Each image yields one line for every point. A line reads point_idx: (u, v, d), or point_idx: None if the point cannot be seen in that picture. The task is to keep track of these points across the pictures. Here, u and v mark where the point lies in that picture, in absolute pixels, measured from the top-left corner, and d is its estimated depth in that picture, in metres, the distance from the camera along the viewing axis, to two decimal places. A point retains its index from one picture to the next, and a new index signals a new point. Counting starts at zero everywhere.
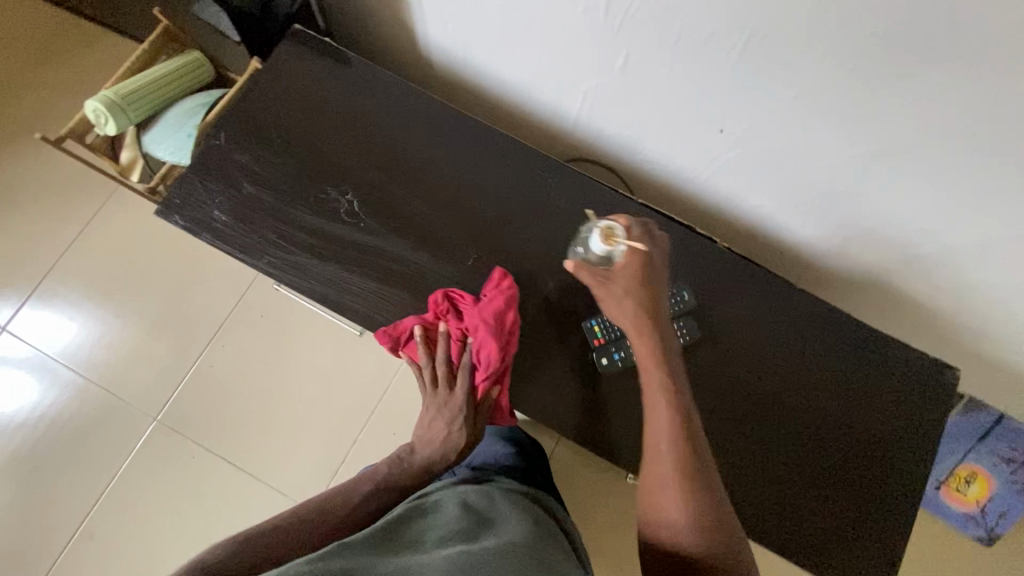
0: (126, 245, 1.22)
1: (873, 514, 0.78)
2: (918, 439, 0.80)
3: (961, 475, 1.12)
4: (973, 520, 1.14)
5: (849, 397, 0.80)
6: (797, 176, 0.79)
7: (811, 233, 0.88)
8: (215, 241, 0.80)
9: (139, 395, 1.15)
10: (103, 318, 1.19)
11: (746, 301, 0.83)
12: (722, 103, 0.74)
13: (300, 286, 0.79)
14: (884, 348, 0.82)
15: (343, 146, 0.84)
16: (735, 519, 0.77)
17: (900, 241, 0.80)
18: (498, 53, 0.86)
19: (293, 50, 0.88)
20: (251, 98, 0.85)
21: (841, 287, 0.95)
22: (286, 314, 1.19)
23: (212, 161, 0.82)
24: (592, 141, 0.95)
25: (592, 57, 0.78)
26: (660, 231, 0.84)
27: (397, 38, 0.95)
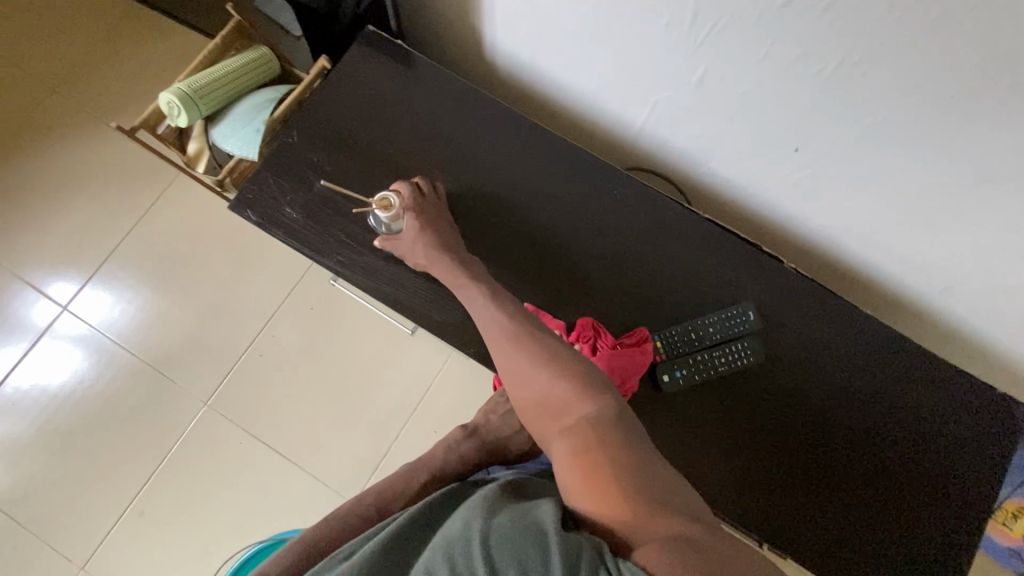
0: (185, 233, 1.25)
1: (933, 550, 0.76)
2: (980, 474, 0.78)
3: (1012, 511, 1.09)
4: (1019, 557, 1.10)
5: (913, 428, 0.79)
6: (872, 200, 0.77)
7: (879, 258, 0.86)
8: (284, 238, 0.81)
9: (191, 379, 1.19)
10: (160, 302, 1.23)
11: (809, 323, 0.81)
12: (801, 123, 0.73)
13: (365, 287, 0.80)
14: (953, 380, 0.80)
15: (411, 149, 0.85)
16: (788, 545, 0.76)
17: (976, 272, 0.77)
18: (568, 61, 0.86)
19: (365, 51, 0.89)
20: (324, 99, 0.87)
21: (905, 313, 0.92)
22: (335, 308, 1.21)
23: (284, 159, 0.84)
24: (656, 153, 0.94)
25: (668, 70, 0.77)
26: (723, 249, 0.84)
27: (465, 42, 0.95)
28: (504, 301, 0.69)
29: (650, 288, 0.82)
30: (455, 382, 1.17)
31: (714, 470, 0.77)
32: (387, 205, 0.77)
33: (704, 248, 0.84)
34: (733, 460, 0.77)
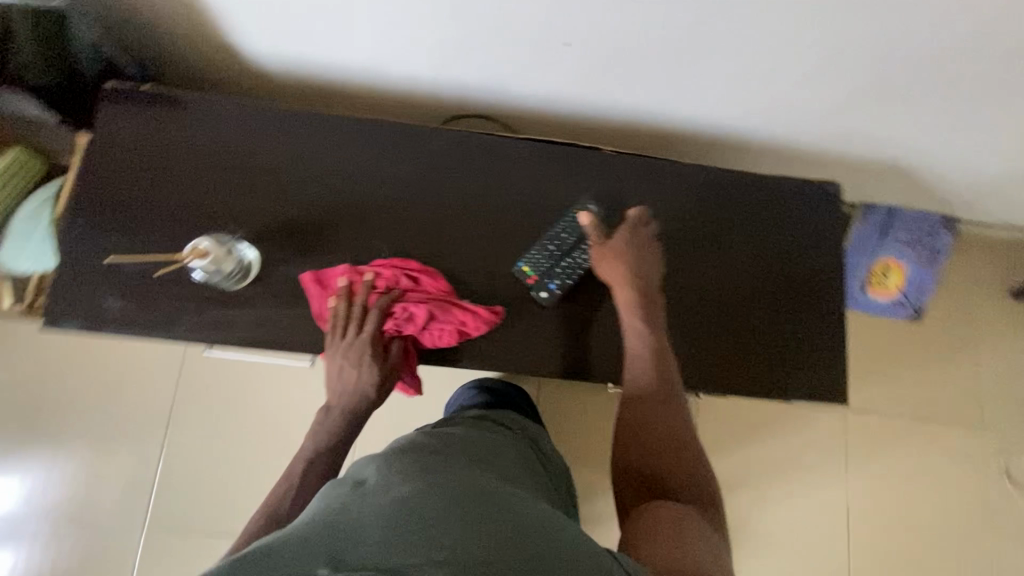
0: (34, 373, 1.13)
1: (812, 331, 0.88)
2: (820, 253, 0.91)
3: (879, 271, 1.25)
4: (900, 306, 1.27)
5: (759, 242, 0.90)
6: (648, 62, 0.82)
7: (682, 110, 0.93)
8: (119, 330, 0.75)
9: (115, 512, 1.10)
10: (41, 454, 1.11)
11: (643, 191, 0.89)
12: (554, 16, 0.76)
13: (225, 338, 0.76)
14: (773, 189, 0.91)
15: (212, 188, 0.80)
16: (703, 384, 0.85)
17: (755, 88, 0.85)
18: (329, 39, 0.83)
19: (118, 109, 0.82)
20: (96, 175, 0.80)
21: (726, 147, 1.01)
22: (233, 374, 1.15)
23: (80, 253, 0.77)
24: (460, 96, 0.95)
25: (420, 12, 0.77)
26: (548, 158, 0.87)
27: (224, 59, 0.90)
28: (626, 258, 0.76)
29: (499, 220, 0.85)
30: None
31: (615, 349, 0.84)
32: (201, 253, 0.74)
33: (531, 165, 0.87)
34: None
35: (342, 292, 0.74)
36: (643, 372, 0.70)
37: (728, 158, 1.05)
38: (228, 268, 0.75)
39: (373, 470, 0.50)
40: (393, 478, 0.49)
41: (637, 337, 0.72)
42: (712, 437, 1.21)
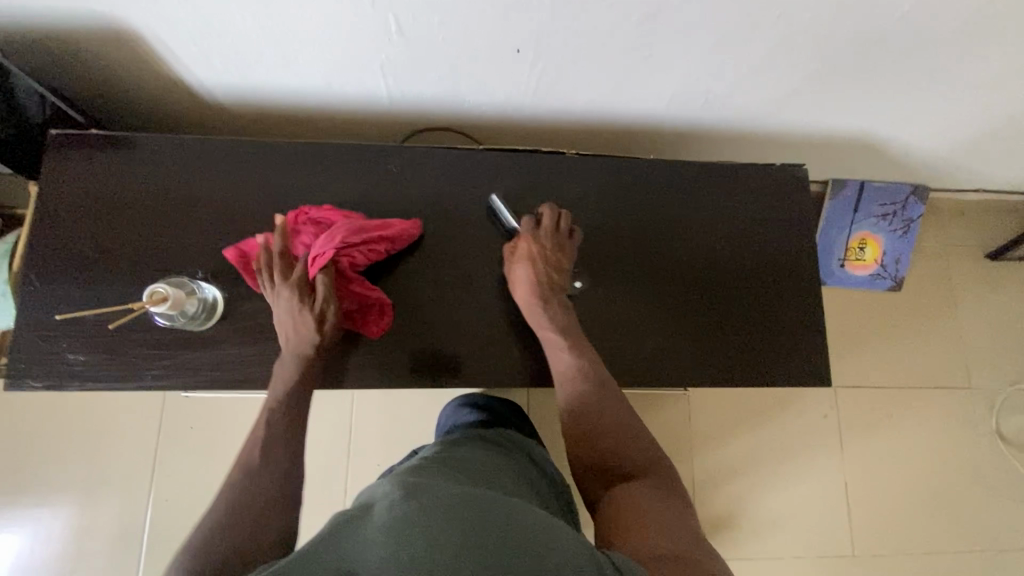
0: (10, 431, 1.09)
1: (792, 313, 0.88)
2: (789, 237, 0.91)
3: (856, 246, 1.26)
4: (880, 277, 1.28)
5: (731, 230, 0.90)
6: (603, 62, 0.81)
7: (643, 107, 0.93)
8: (86, 383, 0.73)
9: (107, 564, 1.07)
10: (26, 514, 1.08)
11: (608, 192, 0.88)
12: (504, 24, 0.74)
13: (196, 380, 0.75)
14: (739, 175, 0.91)
15: (171, 228, 0.79)
16: (689, 377, 0.85)
17: (713, 79, 0.85)
18: (278, 66, 0.82)
19: (67, 156, 0.80)
20: (49, 225, 0.77)
21: (692, 137, 1.01)
22: (216, 411, 1.12)
23: (38, 307, 0.75)
24: (419, 111, 0.94)
25: (366, 31, 0.75)
26: (512, 166, 0.87)
27: (172, 93, 0.88)
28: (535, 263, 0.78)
29: (468, 233, 0.84)
30: (370, 410, 1.15)
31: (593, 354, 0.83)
32: (159, 299, 0.71)
33: (496, 174, 0.87)
34: (603, 337, 0.84)
35: (267, 244, 0.74)
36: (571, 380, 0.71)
37: (694, 148, 1.05)
38: (191, 309, 0.74)
39: (376, 494, 0.51)
40: (391, 495, 0.49)
41: (556, 351, 0.74)
42: (705, 426, 1.21)
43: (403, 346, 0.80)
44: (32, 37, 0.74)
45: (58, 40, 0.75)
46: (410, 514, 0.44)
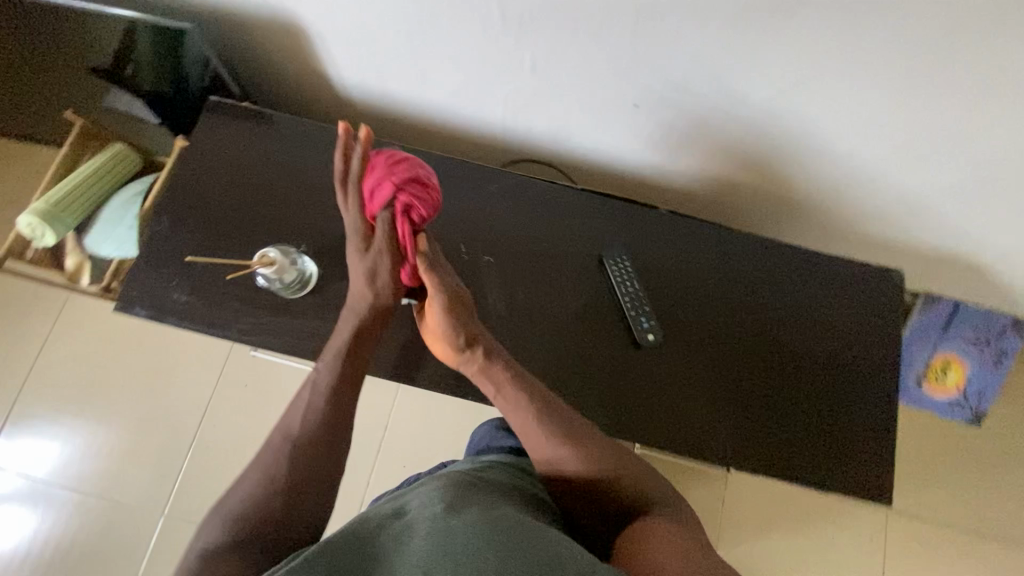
0: (92, 349, 1.20)
1: (861, 418, 0.84)
2: (872, 342, 0.87)
3: (938, 366, 1.18)
4: (959, 406, 1.20)
5: (811, 320, 0.87)
6: (715, 132, 0.84)
7: (743, 182, 0.94)
8: (180, 322, 0.80)
9: (141, 495, 1.13)
10: (85, 428, 1.17)
11: (691, 257, 0.89)
12: (630, 80, 0.79)
13: (276, 344, 0.80)
14: (830, 267, 0.90)
15: (286, 201, 0.86)
16: (739, 458, 0.82)
17: (821, 167, 0.85)
18: (413, 80, 0.90)
19: (217, 121, 0.89)
20: (186, 177, 0.87)
21: (784, 220, 1.01)
22: (270, 376, 1.19)
23: (159, 248, 0.83)
24: (526, 144, 0.99)
25: (502, 63, 0.81)
26: (604, 212, 0.90)
27: (314, 85, 0.97)
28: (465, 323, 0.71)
29: (548, 265, 0.87)
30: (409, 412, 1.17)
31: (643, 413, 0.83)
32: (267, 261, 0.80)
33: (586, 215, 0.90)
34: (657, 399, 0.83)
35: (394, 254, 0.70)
36: (562, 448, 0.65)
37: (784, 232, 1.04)
38: (289, 278, 0.80)
39: (417, 496, 0.54)
40: (431, 501, 0.52)
41: (529, 431, 0.66)
42: (737, 514, 1.16)
43: None
44: (219, 17, 0.85)
45: (240, 24, 0.86)
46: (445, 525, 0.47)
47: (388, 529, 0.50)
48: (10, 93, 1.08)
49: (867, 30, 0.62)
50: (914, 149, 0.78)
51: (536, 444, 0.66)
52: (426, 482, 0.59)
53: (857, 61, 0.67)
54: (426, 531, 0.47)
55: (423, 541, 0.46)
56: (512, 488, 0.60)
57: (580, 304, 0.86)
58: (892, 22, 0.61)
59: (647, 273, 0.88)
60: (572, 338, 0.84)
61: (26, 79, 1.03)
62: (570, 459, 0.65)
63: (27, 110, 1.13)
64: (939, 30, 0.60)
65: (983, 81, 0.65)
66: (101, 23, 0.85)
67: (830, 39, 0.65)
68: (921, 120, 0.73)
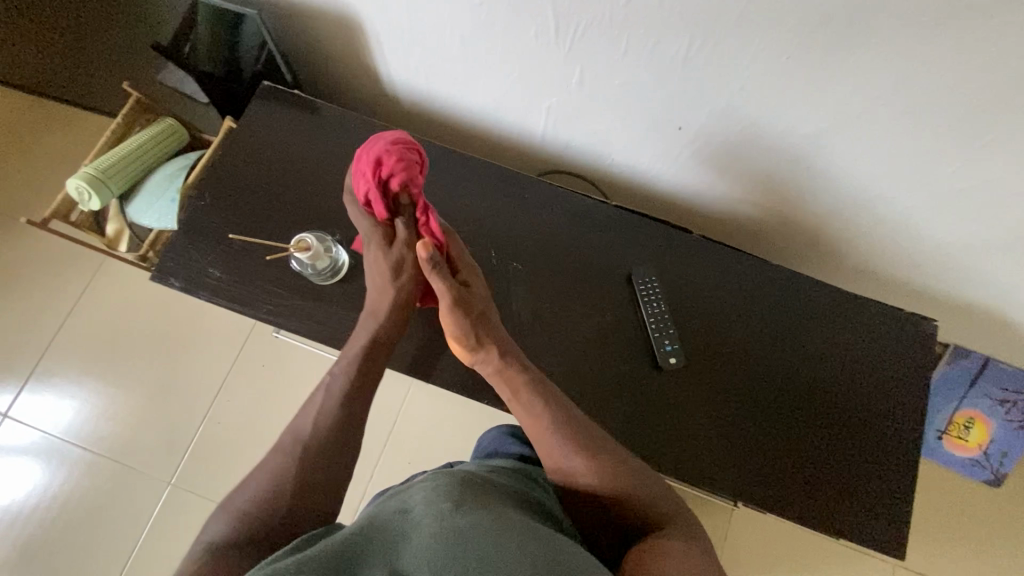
0: (119, 315, 1.23)
1: (879, 465, 0.82)
2: (897, 391, 0.85)
3: (961, 422, 1.15)
4: (979, 465, 1.17)
5: (835, 361, 0.86)
6: (756, 163, 0.84)
7: (779, 214, 0.93)
8: (212, 297, 0.82)
9: (150, 462, 1.15)
10: (104, 390, 1.19)
11: (719, 284, 0.88)
12: (676, 104, 0.79)
13: (301, 327, 0.82)
14: (859, 308, 0.88)
15: (324, 189, 0.88)
16: (747, 493, 0.81)
17: (862, 207, 0.85)
18: (460, 83, 0.91)
19: (265, 105, 0.92)
20: (230, 156, 0.89)
21: (816, 256, 1.00)
22: (287, 359, 1.20)
23: (198, 224, 0.85)
24: (563, 155, 1.00)
25: (550, 75, 0.82)
26: (636, 230, 0.90)
27: (363, 79, 0.99)
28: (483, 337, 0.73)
29: (575, 278, 0.87)
30: (419, 409, 1.18)
31: (655, 436, 0.82)
32: (304, 246, 0.80)
33: (618, 232, 0.90)
34: (671, 423, 0.82)
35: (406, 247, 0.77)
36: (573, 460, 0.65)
37: (814, 267, 1.03)
38: (322, 265, 0.81)
39: (419, 494, 0.54)
40: (435, 500, 0.51)
41: (540, 432, 0.67)
42: (738, 549, 1.14)
43: None
44: (279, 6, 0.88)
45: (298, 14, 0.88)
46: (431, 527, 0.47)
47: (392, 527, 0.49)
48: (70, 60, 1.12)
49: (925, 76, 0.62)
50: (959, 198, 0.76)
51: (545, 445, 0.67)
52: (428, 480, 0.59)
53: (910, 105, 0.66)
54: (431, 531, 0.47)
55: (428, 542, 0.46)
56: (515, 491, 0.59)
57: (603, 320, 0.86)
58: (951, 71, 0.60)
59: (672, 296, 0.87)
60: (592, 353, 0.84)
61: (88, 49, 1.07)
62: (578, 465, 0.65)
63: (84, 77, 1.17)
64: (999, 82, 0.60)
65: None
66: None
67: (885, 81, 0.64)
68: (969, 170, 0.71)
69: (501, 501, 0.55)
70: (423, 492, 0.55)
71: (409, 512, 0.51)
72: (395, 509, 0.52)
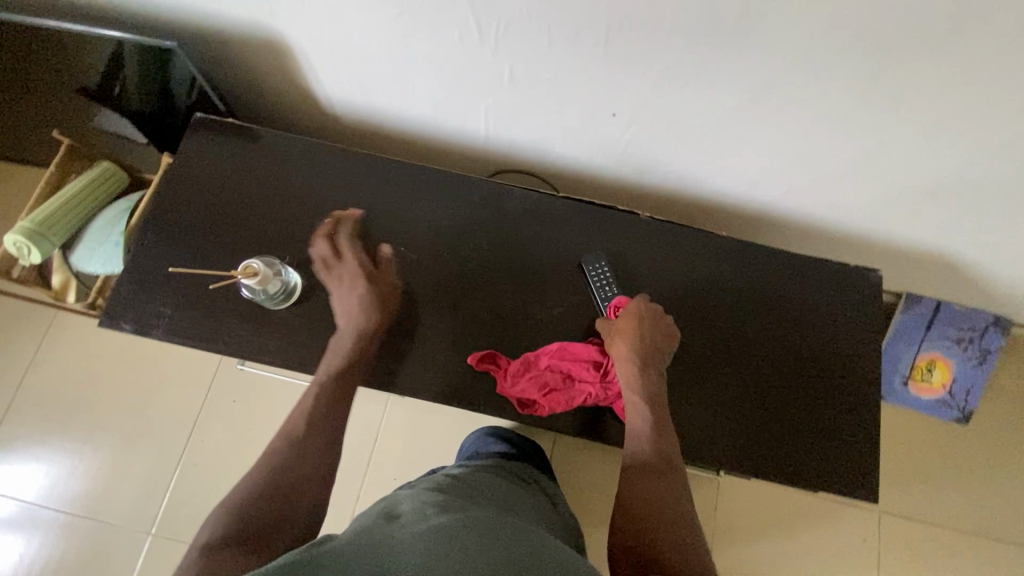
0: (78, 368, 1.19)
1: (840, 416, 0.85)
2: (849, 340, 0.88)
3: (924, 366, 1.20)
4: (946, 405, 1.22)
5: (787, 320, 0.89)
6: (691, 137, 0.86)
7: (720, 185, 0.96)
8: (168, 335, 0.81)
9: (128, 514, 1.12)
10: (72, 447, 1.15)
11: (673, 259, 0.90)
12: (607, 91, 0.81)
13: (263, 354, 0.81)
14: (809, 266, 0.91)
15: (270, 213, 0.87)
16: (719, 460, 0.83)
17: (796, 168, 0.88)
18: (396, 94, 0.92)
19: (200, 137, 0.91)
20: (170, 194, 0.87)
21: (764, 223, 1.03)
22: (259, 390, 1.19)
23: (143, 264, 0.84)
24: (507, 153, 1.01)
25: (482, 76, 0.83)
26: (587, 218, 0.92)
27: (301, 101, 0.99)
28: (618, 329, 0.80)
29: (532, 272, 0.89)
30: (400, 423, 1.17)
31: None
32: (251, 272, 0.78)
33: (569, 221, 0.91)
34: None
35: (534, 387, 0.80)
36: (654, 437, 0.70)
37: (763, 233, 1.07)
38: (273, 288, 0.80)
39: (403, 509, 0.53)
40: (424, 512, 0.51)
41: (637, 405, 0.73)
42: (727, 515, 1.17)
43: (452, 364, 0.84)
44: (203, 37, 0.87)
45: (223, 42, 0.87)
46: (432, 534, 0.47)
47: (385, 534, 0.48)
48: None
49: (829, 35, 0.64)
50: (881, 150, 0.80)
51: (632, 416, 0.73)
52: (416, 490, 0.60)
53: (819, 66, 0.69)
54: (445, 530, 0.48)
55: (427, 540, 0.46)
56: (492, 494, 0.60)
57: (563, 310, 0.87)
58: (850, 30, 0.63)
59: (628, 278, 0.89)
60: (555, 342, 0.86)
61: (10, 100, 1.04)
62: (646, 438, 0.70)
63: (15, 131, 1.13)
64: (898, 35, 0.62)
65: (946, 83, 0.67)
66: (85, 44, 0.87)
67: (795, 45, 0.67)
68: (885, 123, 0.75)
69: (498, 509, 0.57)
70: (411, 504, 0.54)
71: (404, 519, 0.50)
72: (386, 517, 0.52)
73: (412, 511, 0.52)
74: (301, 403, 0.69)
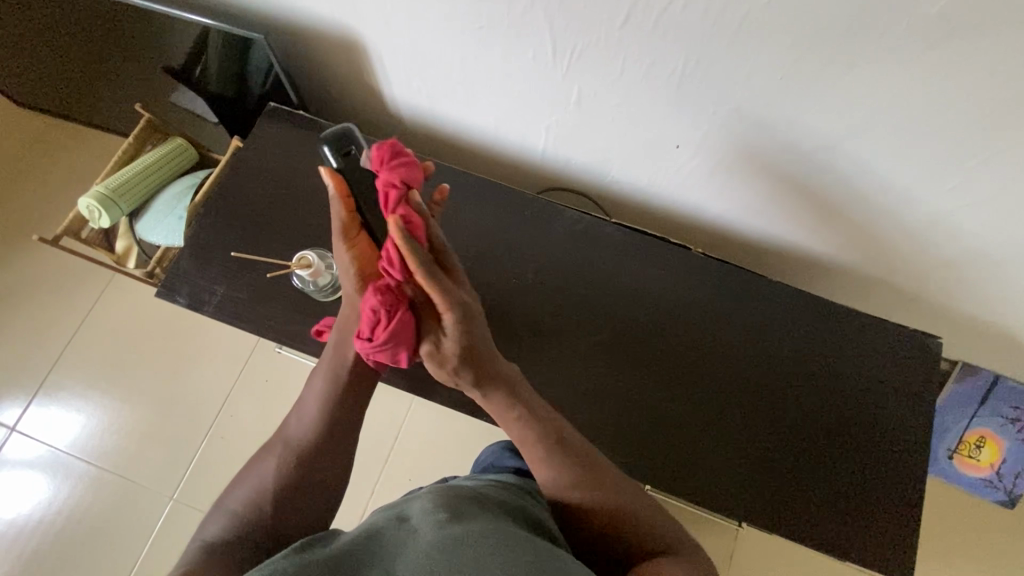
0: (126, 330, 1.25)
1: (881, 488, 0.81)
2: (898, 410, 0.84)
3: (972, 442, 1.13)
4: (990, 485, 1.15)
5: (834, 378, 0.85)
6: (753, 177, 0.84)
7: (776, 229, 0.94)
8: (216, 313, 0.84)
9: (154, 476, 1.16)
10: (109, 403, 1.20)
11: (720, 298, 0.88)
12: (673, 123, 0.80)
13: (302, 342, 0.83)
14: (865, 323, 0.87)
15: (325, 206, 0.89)
16: (748, 514, 0.80)
17: (861, 221, 0.84)
18: (461, 105, 0.93)
19: (272, 125, 0.94)
20: (237, 177, 0.91)
21: (816, 270, 1.00)
22: (290, 373, 1.21)
23: (205, 241, 0.88)
24: (562, 172, 1.01)
25: (549, 96, 0.84)
26: (635, 245, 0.91)
27: (367, 100, 1.02)
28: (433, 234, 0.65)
29: (574, 294, 0.88)
30: (422, 425, 1.18)
31: (650, 453, 0.82)
32: (305, 264, 0.82)
33: (617, 246, 0.91)
34: (669, 437, 0.83)
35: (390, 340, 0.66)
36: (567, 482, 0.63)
37: (813, 282, 1.03)
38: (323, 282, 0.83)
39: (410, 511, 0.52)
40: (429, 512, 0.50)
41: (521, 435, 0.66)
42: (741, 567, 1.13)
43: None
44: (286, 32, 0.91)
45: (303, 38, 0.91)
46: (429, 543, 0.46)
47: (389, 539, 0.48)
48: (87, 83, 1.16)
49: (916, 92, 0.62)
50: (955, 214, 0.76)
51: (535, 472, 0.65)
52: (424, 492, 0.57)
53: (900, 122, 0.66)
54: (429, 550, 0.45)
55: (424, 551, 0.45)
56: (506, 499, 0.57)
57: (600, 335, 0.87)
58: (941, 90, 0.61)
59: (672, 313, 0.88)
60: (589, 368, 0.85)
61: (101, 72, 1.10)
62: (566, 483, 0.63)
63: (101, 99, 1.20)
64: (990, 101, 0.60)
65: None
66: (176, 28, 0.91)
67: (879, 100, 0.64)
68: (963, 189, 0.72)
69: (499, 510, 0.54)
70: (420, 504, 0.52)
71: (410, 522, 0.49)
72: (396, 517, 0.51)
73: (420, 511, 0.51)
74: (313, 394, 0.68)
